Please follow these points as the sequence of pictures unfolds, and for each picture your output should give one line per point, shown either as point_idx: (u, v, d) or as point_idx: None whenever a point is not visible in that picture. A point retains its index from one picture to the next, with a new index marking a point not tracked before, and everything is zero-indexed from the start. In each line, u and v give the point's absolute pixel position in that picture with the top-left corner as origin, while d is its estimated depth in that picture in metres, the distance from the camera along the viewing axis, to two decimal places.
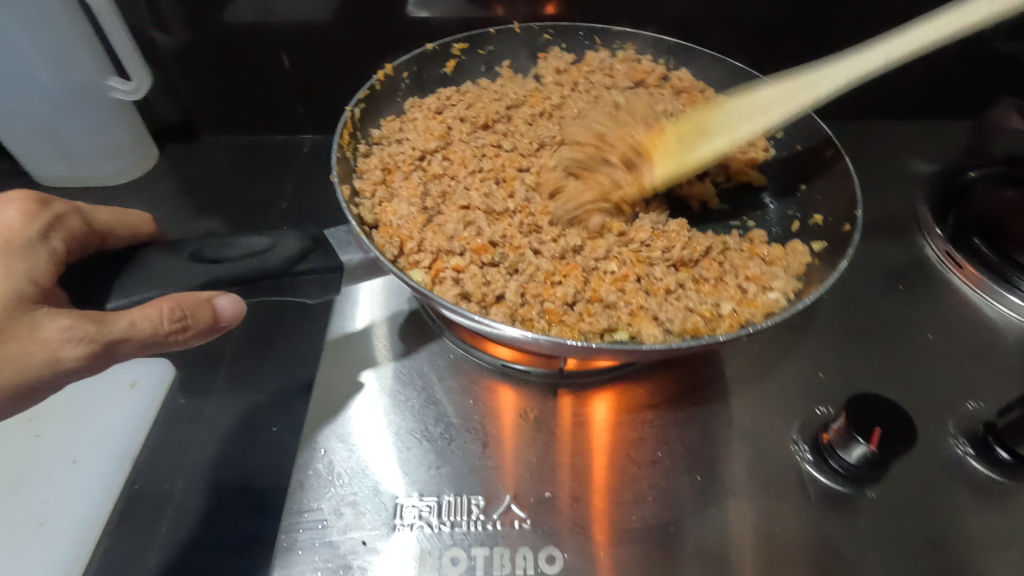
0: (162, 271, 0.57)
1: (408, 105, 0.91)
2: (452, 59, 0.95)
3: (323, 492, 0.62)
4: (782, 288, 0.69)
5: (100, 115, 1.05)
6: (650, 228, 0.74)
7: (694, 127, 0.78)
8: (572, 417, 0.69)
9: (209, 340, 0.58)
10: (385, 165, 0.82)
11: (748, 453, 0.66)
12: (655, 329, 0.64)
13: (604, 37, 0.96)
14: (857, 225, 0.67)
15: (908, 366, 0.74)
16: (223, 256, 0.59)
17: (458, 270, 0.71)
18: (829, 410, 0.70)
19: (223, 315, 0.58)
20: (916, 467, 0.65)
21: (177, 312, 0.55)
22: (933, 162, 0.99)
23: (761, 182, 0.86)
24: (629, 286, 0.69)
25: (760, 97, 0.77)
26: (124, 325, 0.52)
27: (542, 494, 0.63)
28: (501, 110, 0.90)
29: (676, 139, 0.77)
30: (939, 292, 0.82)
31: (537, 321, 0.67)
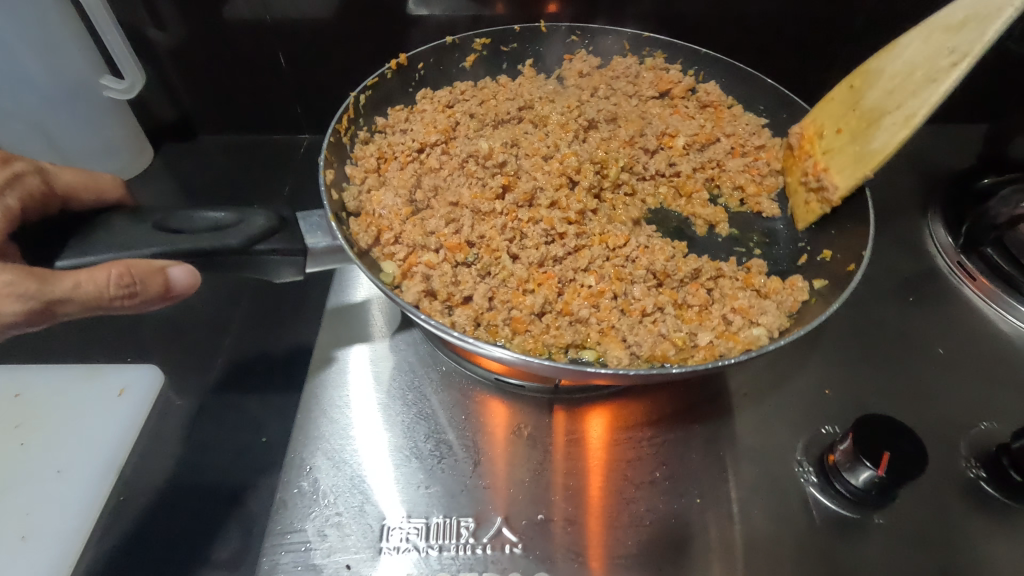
0: (118, 236, 0.57)
1: (420, 96, 0.89)
2: (472, 54, 0.91)
3: (307, 512, 0.61)
4: (768, 324, 0.65)
5: (95, 116, 1.03)
6: (638, 243, 0.72)
7: (854, 119, 0.72)
8: (567, 434, 0.66)
9: (158, 306, 0.58)
10: (382, 153, 0.81)
11: (751, 473, 0.64)
12: (622, 352, 0.63)
13: (633, 43, 0.92)
14: (864, 265, 0.64)
15: (918, 383, 0.71)
16: (183, 227, 0.59)
17: (429, 267, 0.69)
18: (836, 429, 0.67)
19: (176, 285, 0.57)
20: (927, 491, 0.63)
21: (127, 277, 0.55)
22: (947, 168, 0.96)
23: (773, 213, 0.80)
24: (604, 303, 0.67)
25: (901, 59, 0.70)
26: (69, 286, 0.53)
27: (535, 516, 0.60)
28: (513, 110, 0.87)
29: (841, 135, 0.72)
30: (951, 305, 0.79)
31: (502, 329, 0.65)
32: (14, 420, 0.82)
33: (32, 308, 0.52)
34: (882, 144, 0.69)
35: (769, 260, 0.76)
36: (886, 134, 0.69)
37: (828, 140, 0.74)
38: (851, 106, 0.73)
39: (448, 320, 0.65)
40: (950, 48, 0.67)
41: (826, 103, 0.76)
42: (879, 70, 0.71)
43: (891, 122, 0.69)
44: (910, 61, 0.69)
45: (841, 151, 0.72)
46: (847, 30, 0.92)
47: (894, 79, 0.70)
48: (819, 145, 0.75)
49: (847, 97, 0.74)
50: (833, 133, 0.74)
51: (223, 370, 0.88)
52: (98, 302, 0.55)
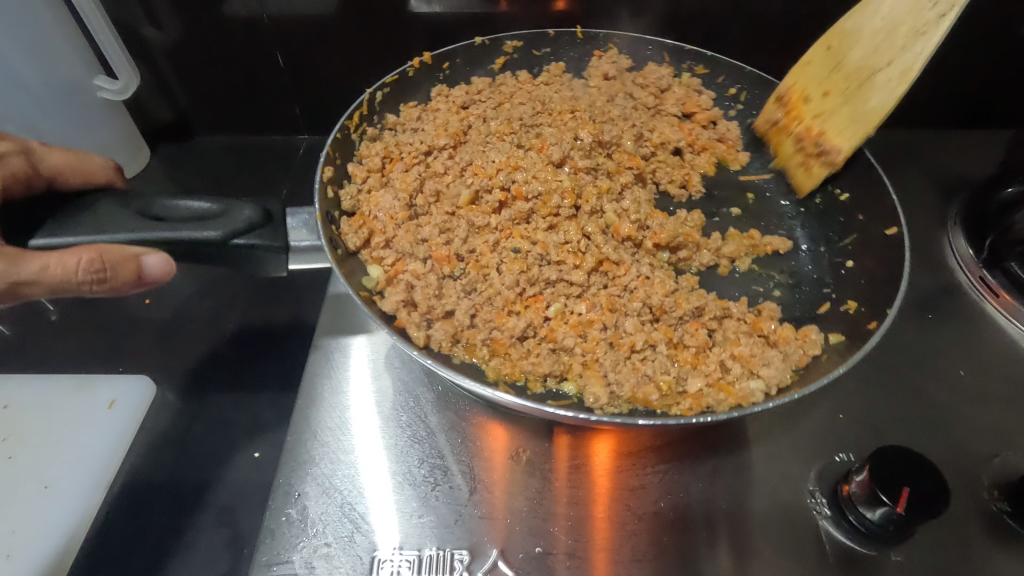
0: (97, 219, 0.54)
1: (435, 93, 0.86)
2: (502, 56, 0.88)
3: (295, 542, 0.58)
4: (769, 378, 0.60)
5: (89, 112, 1.01)
6: (637, 272, 0.68)
7: (845, 77, 0.72)
8: (567, 461, 0.63)
9: (132, 291, 0.55)
10: (388, 153, 0.78)
11: (762, 506, 0.61)
12: (601, 390, 0.59)
13: (674, 55, 0.88)
14: (885, 325, 0.58)
15: (937, 406, 0.68)
16: (165, 213, 0.56)
17: (415, 276, 0.67)
18: (850, 457, 0.64)
19: (149, 274, 0.54)
20: (948, 526, 0.59)
21: (98, 262, 0.52)
22: (969, 176, 0.92)
23: (787, 247, 0.76)
24: (591, 334, 0.64)
25: (879, 17, 0.70)
26: (37, 268, 0.51)
27: (532, 549, 0.58)
28: (524, 116, 0.82)
29: (840, 101, 0.72)
30: (972, 323, 0.76)
31: (479, 349, 0.63)
32: (3, 434, 0.79)
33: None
34: (877, 104, 0.69)
35: (785, 306, 0.71)
36: (879, 93, 0.69)
37: (817, 103, 0.74)
38: (835, 67, 0.73)
39: (424, 334, 0.61)
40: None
41: (805, 67, 0.76)
42: (848, 30, 0.72)
43: (884, 80, 0.69)
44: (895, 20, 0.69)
45: (838, 114, 0.72)
46: None
47: (872, 38, 0.71)
48: (807, 109, 0.75)
49: (825, 58, 0.74)
50: (820, 96, 0.74)
51: (218, 378, 0.85)
52: (69, 285, 0.52)
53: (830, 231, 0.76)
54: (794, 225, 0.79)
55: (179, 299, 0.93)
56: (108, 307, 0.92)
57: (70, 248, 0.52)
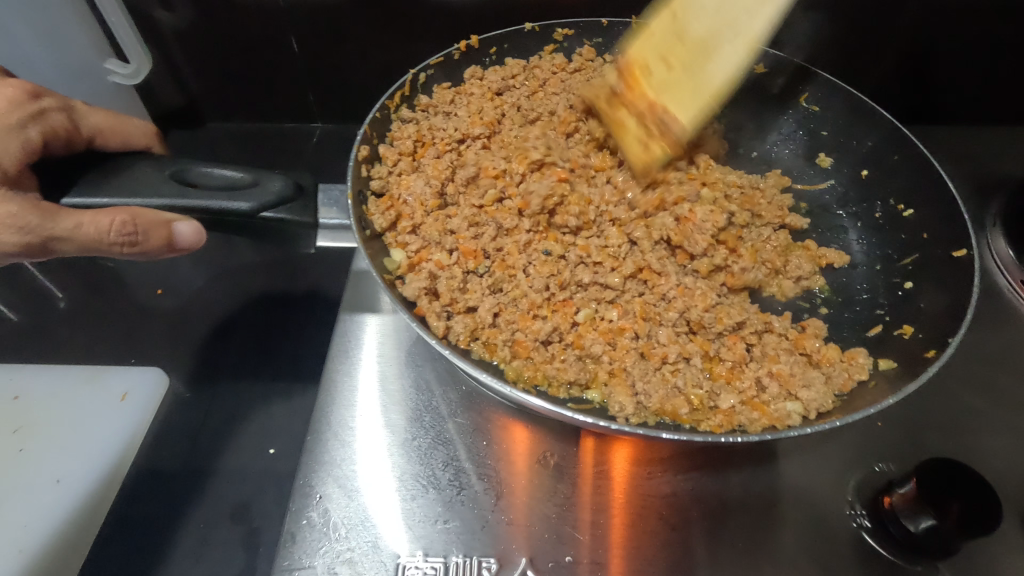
0: (133, 182, 0.53)
1: (469, 75, 0.83)
2: (552, 44, 0.85)
3: (316, 547, 0.56)
4: (809, 400, 0.57)
5: (101, 93, 1.00)
6: (676, 282, 0.65)
7: (688, 49, 0.65)
8: (595, 466, 0.61)
9: (161, 257, 0.54)
10: (420, 137, 0.75)
11: (799, 518, 0.59)
12: (626, 399, 0.57)
13: None
14: (944, 357, 0.54)
15: (975, 417, 0.66)
16: (197, 179, 0.55)
17: (439, 266, 0.65)
18: (889, 467, 0.62)
19: (180, 241, 0.53)
20: (994, 546, 0.56)
21: (129, 225, 0.50)
22: (1003, 176, 0.89)
23: (844, 261, 0.74)
24: (622, 342, 0.61)
25: None
26: (70, 226, 0.49)
27: (561, 558, 0.56)
28: (556, 109, 0.79)
29: (684, 70, 0.65)
30: (1011, 330, 0.73)
31: (500, 349, 0.60)
32: (12, 425, 0.77)
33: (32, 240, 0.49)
34: (724, 78, 0.64)
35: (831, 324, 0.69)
36: (719, 66, 0.64)
37: (660, 76, 0.66)
38: (673, 38, 0.66)
39: (444, 325, 0.60)
40: None
41: (644, 32, 0.67)
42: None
43: (731, 48, 0.64)
44: None
45: (680, 85, 0.65)
46: (908, 17, 0.85)
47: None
48: (648, 83, 0.66)
49: (670, 27, 0.66)
50: (662, 68, 0.66)
51: (231, 371, 0.83)
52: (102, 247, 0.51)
53: (891, 247, 0.73)
54: (851, 234, 0.76)
55: (191, 291, 0.91)
56: (118, 298, 0.90)
57: (103, 207, 0.51)
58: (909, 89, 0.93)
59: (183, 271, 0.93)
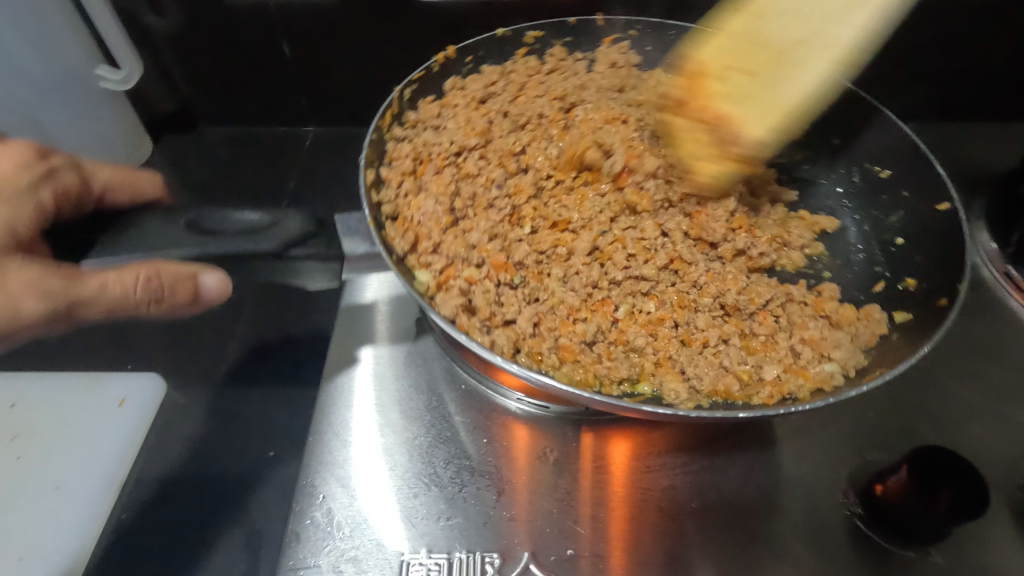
0: (150, 237, 0.52)
1: (449, 87, 0.83)
2: (523, 47, 0.85)
3: (321, 545, 0.57)
4: (842, 359, 0.60)
5: (92, 103, 0.98)
6: (704, 267, 0.67)
7: (756, 55, 0.64)
8: (593, 459, 0.62)
9: (184, 311, 0.55)
10: (418, 154, 0.76)
11: (794, 506, 0.60)
12: (680, 385, 0.59)
13: None
14: (959, 302, 0.57)
15: (962, 403, 0.67)
16: (218, 228, 0.54)
17: (470, 282, 0.65)
18: (880, 454, 0.63)
19: (204, 293, 0.54)
20: (982, 529, 0.58)
21: (155, 281, 0.51)
22: (986, 170, 0.91)
23: (835, 225, 0.76)
24: (663, 332, 0.63)
25: None
26: (96, 286, 0.49)
27: (563, 551, 0.57)
28: (543, 111, 0.81)
29: (738, 72, 0.64)
30: (995, 319, 0.75)
31: (547, 356, 0.61)
32: (10, 433, 0.77)
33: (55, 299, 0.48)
34: (796, 89, 0.63)
35: None
36: (799, 80, 0.63)
37: (729, 83, 0.64)
38: (758, 40, 0.64)
39: (488, 339, 0.60)
40: None
41: (718, 37, 0.67)
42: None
43: (813, 58, 0.63)
44: (818, 21, 0.63)
45: (738, 91, 0.64)
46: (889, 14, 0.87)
47: (786, 15, 0.64)
48: (721, 92, 0.65)
49: (750, 28, 0.65)
50: (728, 71, 0.65)
51: (229, 373, 0.83)
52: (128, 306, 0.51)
53: (874, 209, 0.75)
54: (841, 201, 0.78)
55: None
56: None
57: (125, 264, 0.51)
58: (893, 84, 0.95)
59: None
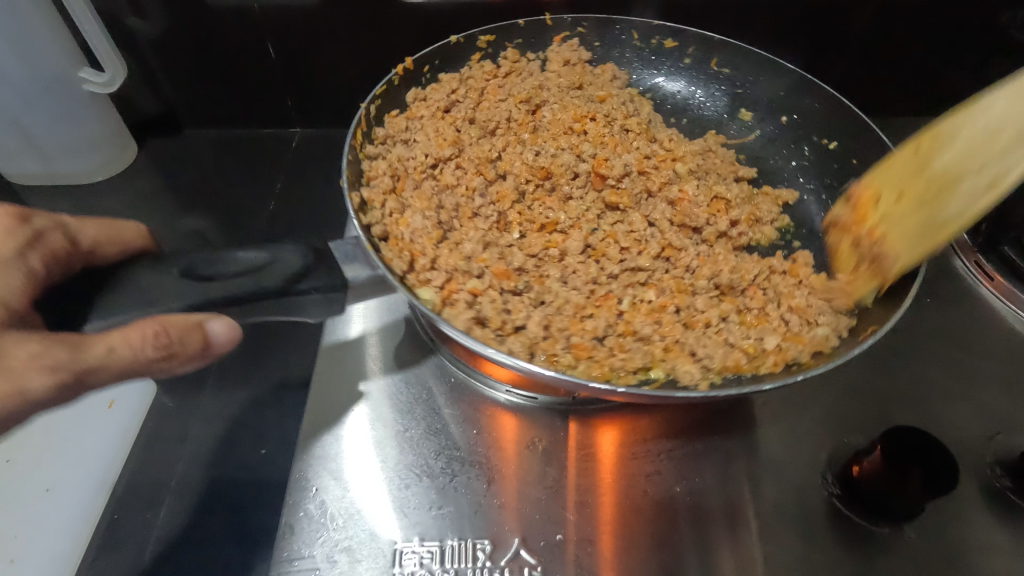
0: (147, 290, 0.50)
1: (412, 98, 0.82)
2: (477, 52, 0.87)
3: (315, 537, 0.58)
4: (831, 323, 0.62)
5: (75, 109, 0.98)
6: (694, 253, 0.71)
7: (923, 184, 0.62)
8: (580, 447, 0.64)
9: (198, 366, 0.50)
10: (394, 171, 0.75)
11: (776, 489, 0.62)
12: (692, 367, 0.60)
13: (643, 31, 0.89)
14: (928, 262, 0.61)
15: (934, 385, 0.70)
16: (219, 273, 0.52)
17: (475, 293, 0.65)
18: (857, 436, 0.65)
19: (216, 341, 0.50)
20: (954, 504, 0.61)
21: (163, 336, 0.46)
22: None
23: (794, 197, 0.82)
24: (666, 318, 0.65)
25: (964, 132, 0.60)
26: (100, 352, 0.45)
27: (552, 536, 0.58)
28: (510, 115, 0.84)
29: (899, 201, 0.62)
30: (965, 304, 0.78)
31: (563, 356, 0.60)
32: None
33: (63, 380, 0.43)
34: (956, 218, 0.59)
35: None
36: (962, 206, 0.59)
37: (885, 207, 0.63)
38: (920, 169, 0.62)
39: (505, 349, 0.60)
40: None
41: (885, 162, 0.65)
42: (956, 125, 0.60)
43: (970, 188, 0.59)
44: (962, 157, 0.60)
45: (902, 219, 0.62)
46: (857, 13, 0.90)
47: (964, 145, 0.60)
48: (876, 214, 0.64)
49: (913, 159, 0.63)
50: (891, 200, 0.63)
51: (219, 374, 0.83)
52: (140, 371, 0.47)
53: (828, 177, 0.81)
54: (796, 175, 0.84)
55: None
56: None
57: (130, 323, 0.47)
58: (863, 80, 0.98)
59: None
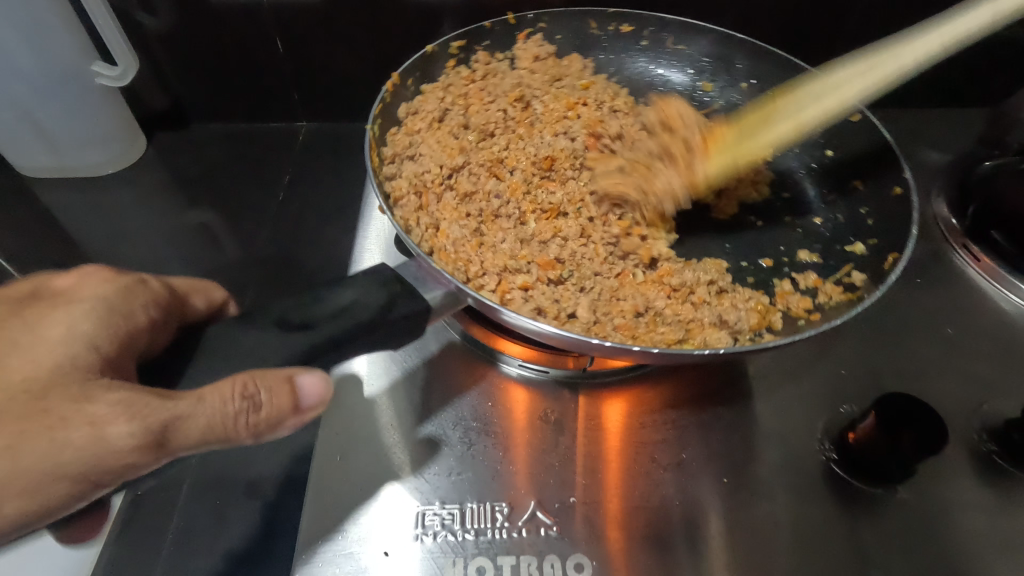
0: (256, 349, 0.49)
1: (405, 113, 0.83)
2: (452, 59, 0.88)
3: (341, 502, 0.61)
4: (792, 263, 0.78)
5: (87, 102, 1.00)
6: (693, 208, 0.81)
7: (754, 120, 0.83)
8: (590, 418, 0.67)
9: (288, 425, 0.49)
10: (416, 187, 0.78)
11: (777, 456, 0.65)
12: (720, 334, 0.69)
13: (601, 20, 0.94)
14: (914, 204, 0.72)
15: (925, 360, 0.74)
16: (317, 320, 0.50)
17: (526, 288, 0.72)
18: (853, 407, 0.69)
19: (305, 398, 0.49)
20: (945, 468, 0.64)
21: (251, 388, 0.47)
22: (942, 152, 0.99)
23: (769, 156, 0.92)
24: (681, 289, 0.74)
25: (805, 91, 0.83)
26: (195, 404, 0.46)
27: (566, 499, 0.61)
28: (506, 114, 0.89)
29: (737, 130, 0.83)
30: (955, 285, 0.82)
31: (614, 336, 0.68)
32: None
33: (141, 436, 0.44)
34: (766, 141, 0.80)
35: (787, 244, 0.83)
36: (769, 136, 0.80)
37: (733, 134, 0.83)
38: (764, 112, 0.84)
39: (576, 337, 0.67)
40: (863, 78, 0.79)
41: (748, 110, 0.87)
42: (802, 91, 0.83)
43: (781, 126, 0.80)
44: (795, 106, 0.82)
45: (730, 138, 0.82)
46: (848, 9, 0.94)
47: (805, 96, 0.82)
48: (724, 139, 0.83)
49: (766, 107, 0.85)
50: (734, 128, 0.84)
51: None
52: (223, 436, 0.46)
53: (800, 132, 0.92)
54: None
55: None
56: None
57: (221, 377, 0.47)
58: None
59: (179, 268, 0.95)
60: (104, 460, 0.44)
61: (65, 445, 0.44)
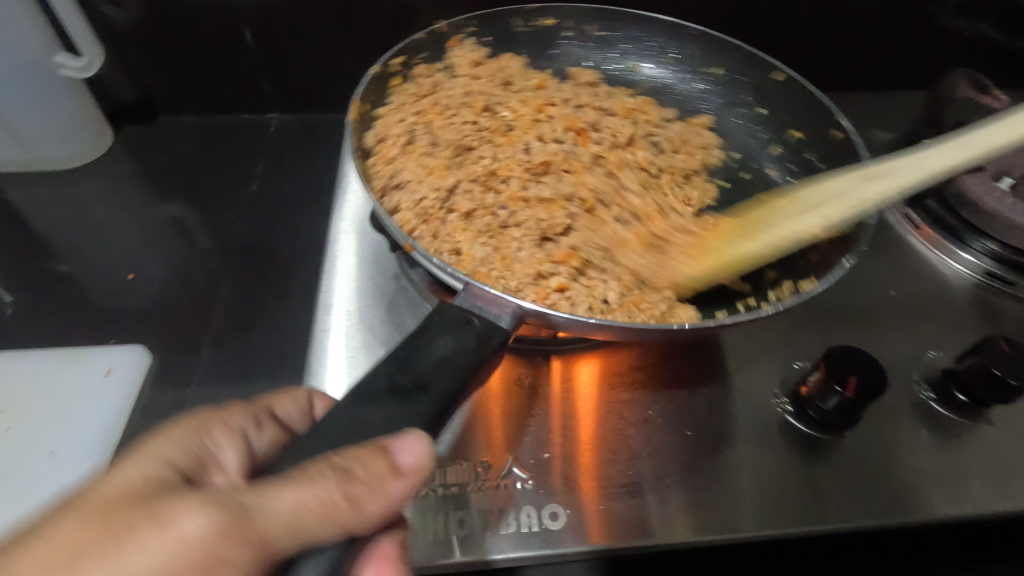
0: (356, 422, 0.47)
1: (371, 142, 0.82)
2: (394, 76, 0.90)
3: None
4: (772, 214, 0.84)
5: (52, 93, 0.99)
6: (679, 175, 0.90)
7: (737, 228, 0.78)
8: (563, 382, 0.71)
9: (387, 494, 0.44)
10: (418, 215, 0.76)
11: (740, 412, 0.70)
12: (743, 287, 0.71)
13: (521, 16, 1.00)
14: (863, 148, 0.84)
15: (875, 321, 0.79)
16: (426, 377, 0.50)
17: (563, 288, 0.70)
18: (806, 363, 0.74)
19: (403, 462, 0.44)
20: (891, 416, 0.69)
21: (339, 465, 0.43)
22: (888, 131, 1.05)
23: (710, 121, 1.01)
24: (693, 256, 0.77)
25: (803, 195, 0.79)
26: (272, 493, 0.41)
27: (540, 455, 0.64)
28: (473, 122, 0.89)
29: (722, 237, 0.78)
30: (899, 253, 0.88)
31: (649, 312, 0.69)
32: None
33: (222, 519, 0.39)
34: (743, 251, 0.74)
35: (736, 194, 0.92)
36: (746, 246, 0.75)
37: (718, 242, 0.77)
38: (753, 219, 0.79)
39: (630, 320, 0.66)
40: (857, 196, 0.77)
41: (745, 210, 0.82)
42: (800, 194, 0.80)
43: (760, 240, 0.76)
44: (782, 215, 0.78)
45: (713, 248, 0.76)
46: None
47: (795, 207, 0.78)
48: (709, 242, 0.78)
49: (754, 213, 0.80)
50: (717, 234, 0.79)
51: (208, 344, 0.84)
52: (322, 521, 0.42)
53: (738, 102, 1.01)
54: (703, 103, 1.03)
55: (157, 284, 0.91)
56: (78, 296, 0.89)
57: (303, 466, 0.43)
58: None
59: (153, 258, 0.95)
60: (188, 562, 0.38)
61: (141, 553, 0.38)
